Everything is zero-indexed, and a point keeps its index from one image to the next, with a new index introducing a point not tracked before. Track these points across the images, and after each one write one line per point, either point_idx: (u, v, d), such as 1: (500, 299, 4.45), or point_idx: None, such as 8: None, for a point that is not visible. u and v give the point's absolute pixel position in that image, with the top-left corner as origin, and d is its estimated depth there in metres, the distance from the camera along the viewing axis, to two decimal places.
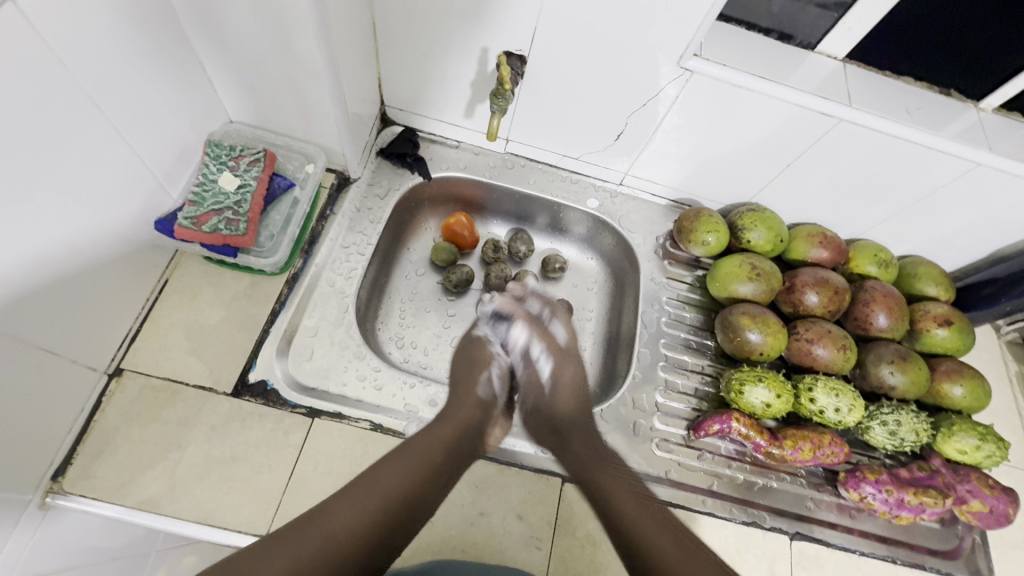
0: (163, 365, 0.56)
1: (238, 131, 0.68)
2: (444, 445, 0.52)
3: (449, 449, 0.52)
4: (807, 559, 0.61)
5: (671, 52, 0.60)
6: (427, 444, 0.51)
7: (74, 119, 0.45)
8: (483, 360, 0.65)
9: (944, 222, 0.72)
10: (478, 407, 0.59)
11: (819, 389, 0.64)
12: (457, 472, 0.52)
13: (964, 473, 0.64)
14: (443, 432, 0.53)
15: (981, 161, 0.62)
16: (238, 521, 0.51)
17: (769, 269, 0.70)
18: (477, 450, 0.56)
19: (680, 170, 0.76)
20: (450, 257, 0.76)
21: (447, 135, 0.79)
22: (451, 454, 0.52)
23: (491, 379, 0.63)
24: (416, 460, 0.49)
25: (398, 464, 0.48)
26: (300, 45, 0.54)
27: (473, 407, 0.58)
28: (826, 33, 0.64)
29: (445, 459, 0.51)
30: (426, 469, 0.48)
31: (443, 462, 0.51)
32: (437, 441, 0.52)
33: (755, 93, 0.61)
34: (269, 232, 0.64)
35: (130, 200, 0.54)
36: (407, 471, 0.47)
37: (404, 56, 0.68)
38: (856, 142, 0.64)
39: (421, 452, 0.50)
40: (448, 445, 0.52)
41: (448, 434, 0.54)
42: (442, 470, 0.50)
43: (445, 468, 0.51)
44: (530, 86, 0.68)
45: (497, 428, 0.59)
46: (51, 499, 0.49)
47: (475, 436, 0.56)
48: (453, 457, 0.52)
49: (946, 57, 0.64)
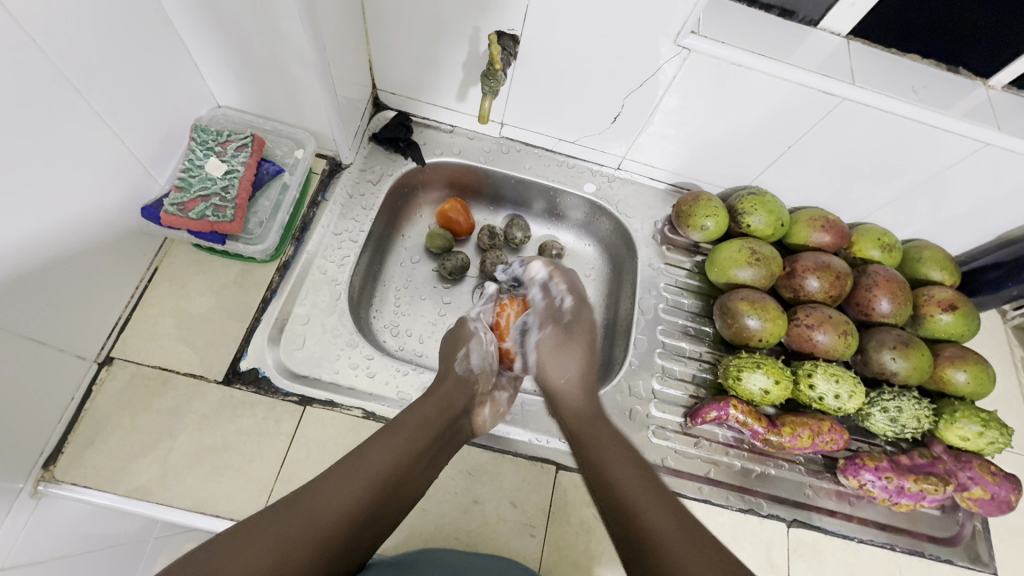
0: (153, 354, 0.56)
1: (226, 116, 0.67)
2: (430, 423, 0.49)
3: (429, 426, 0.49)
4: (805, 546, 0.60)
5: (669, 30, 0.58)
6: (413, 421, 0.48)
7: (54, 104, 0.44)
8: (463, 339, 0.59)
9: (950, 205, 0.70)
10: (459, 386, 0.55)
11: (819, 375, 0.63)
12: (443, 454, 0.50)
13: (966, 460, 0.63)
14: (427, 408, 0.50)
15: (988, 141, 0.60)
16: (231, 509, 0.51)
17: (769, 254, 0.68)
18: (462, 431, 0.53)
19: (678, 153, 0.75)
20: (445, 244, 0.75)
21: (441, 119, 0.78)
22: (436, 432, 0.49)
23: (469, 356, 0.58)
24: (398, 438, 0.46)
25: (384, 441, 0.45)
26: (286, 26, 0.52)
27: (453, 385, 0.55)
28: (829, 10, 0.62)
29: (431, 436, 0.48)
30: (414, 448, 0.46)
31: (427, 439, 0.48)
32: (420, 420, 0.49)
33: (755, 72, 0.59)
34: (259, 219, 0.63)
35: (115, 187, 0.53)
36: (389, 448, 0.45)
37: (395, 37, 0.66)
38: (862, 122, 0.62)
39: (406, 430, 0.47)
40: (429, 421, 0.49)
41: (432, 413, 0.50)
42: (426, 450, 0.47)
43: (431, 450, 0.48)
44: (525, 68, 0.67)
45: (483, 409, 0.56)
46: (43, 487, 0.49)
47: (458, 419, 0.53)
48: (438, 437, 0.49)
49: (954, 32, 0.62)
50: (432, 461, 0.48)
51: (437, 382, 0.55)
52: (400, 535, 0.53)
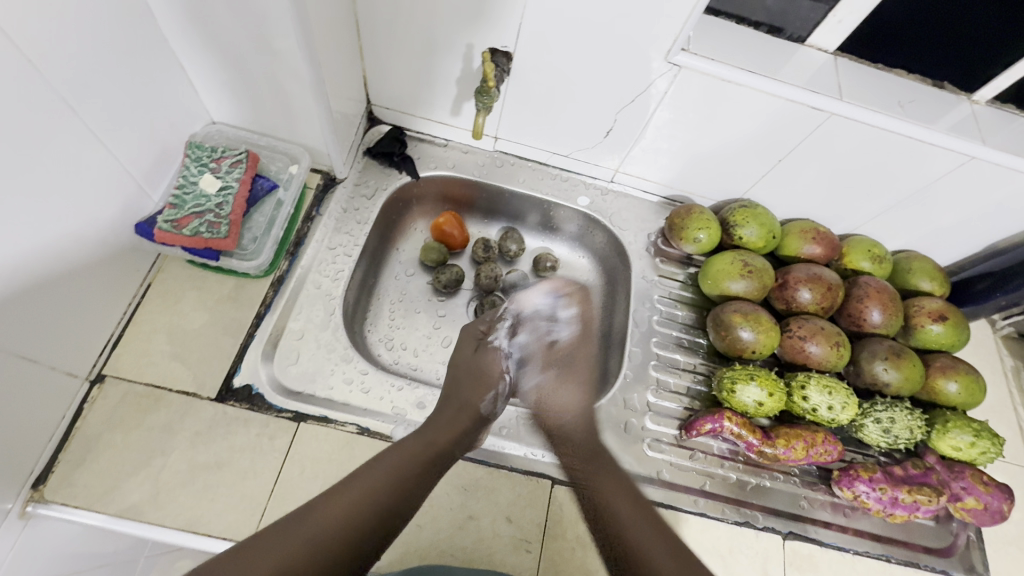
0: (145, 371, 0.56)
1: (220, 131, 0.67)
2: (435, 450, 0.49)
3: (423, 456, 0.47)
4: (801, 558, 0.60)
5: (660, 46, 0.59)
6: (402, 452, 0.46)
7: (48, 122, 0.44)
8: (489, 375, 0.59)
9: (938, 216, 0.71)
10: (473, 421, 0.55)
11: (812, 387, 0.64)
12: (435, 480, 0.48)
13: (958, 470, 0.64)
14: (438, 438, 0.50)
15: (975, 154, 0.61)
16: (224, 528, 0.50)
17: (761, 266, 0.69)
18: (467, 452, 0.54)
19: (671, 166, 0.76)
20: (440, 257, 0.75)
21: (435, 134, 0.79)
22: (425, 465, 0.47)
23: (496, 398, 0.59)
24: (398, 470, 0.45)
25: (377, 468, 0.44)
26: (280, 43, 0.53)
27: (467, 420, 0.54)
28: (816, 27, 0.63)
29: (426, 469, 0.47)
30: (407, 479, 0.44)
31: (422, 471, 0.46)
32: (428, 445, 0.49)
33: (745, 88, 0.60)
34: (252, 235, 0.63)
35: (109, 203, 0.53)
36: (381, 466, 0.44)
37: (388, 54, 0.67)
38: (849, 136, 0.63)
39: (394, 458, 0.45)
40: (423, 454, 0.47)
41: (428, 442, 0.48)
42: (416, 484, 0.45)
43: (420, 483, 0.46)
44: (518, 83, 0.68)
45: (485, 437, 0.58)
46: (32, 508, 0.49)
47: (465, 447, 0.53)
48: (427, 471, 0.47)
49: (937, 49, 0.64)
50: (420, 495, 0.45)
51: (456, 412, 0.55)
52: (394, 552, 0.53)
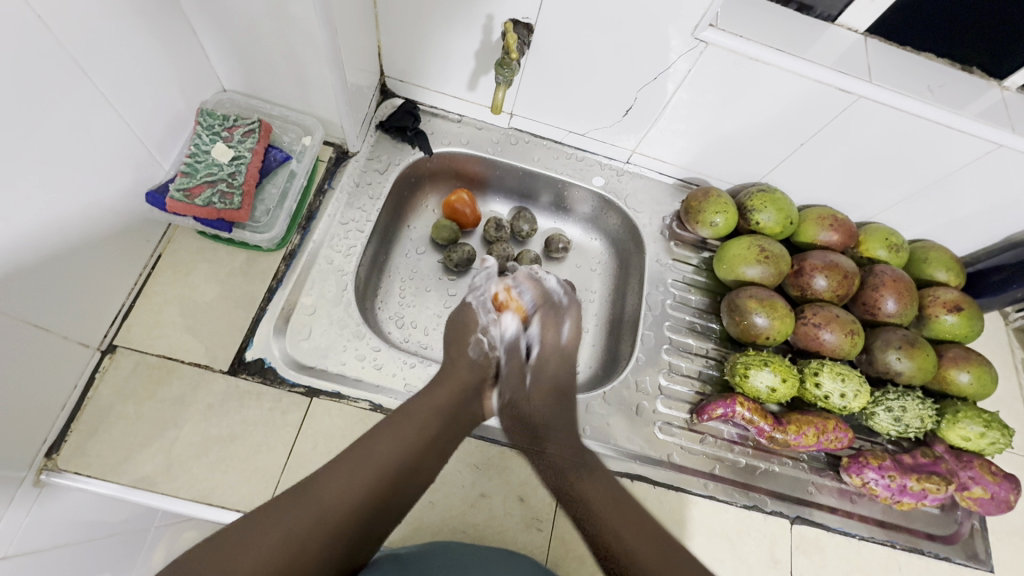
0: (157, 343, 0.55)
1: (232, 100, 0.66)
2: (440, 410, 0.49)
3: (441, 413, 0.49)
4: (808, 542, 0.61)
5: (686, 23, 0.57)
6: (424, 410, 0.48)
7: (59, 85, 0.42)
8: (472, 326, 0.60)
9: (958, 206, 0.70)
10: (472, 372, 0.55)
11: (825, 374, 0.63)
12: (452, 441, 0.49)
13: (967, 460, 0.64)
14: (440, 395, 0.50)
15: (1002, 143, 0.60)
16: (238, 501, 0.50)
17: (778, 252, 0.68)
18: (476, 415, 0.53)
19: (688, 148, 0.74)
20: (451, 235, 0.74)
21: (449, 108, 0.77)
22: (447, 419, 0.49)
23: (480, 341, 0.59)
24: (411, 428, 0.46)
25: (390, 434, 0.44)
26: (296, 8, 0.51)
27: (467, 369, 0.55)
28: (847, 6, 0.61)
29: (443, 424, 0.48)
30: (423, 436, 0.46)
31: (439, 428, 0.47)
32: (435, 405, 0.49)
33: (771, 67, 0.59)
34: (265, 207, 0.62)
35: (120, 171, 0.52)
36: (395, 441, 0.44)
37: (404, 24, 0.65)
38: (876, 120, 0.61)
39: (414, 417, 0.47)
40: (443, 408, 0.49)
41: (447, 398, 0.50)
42: (437, 438, 0.47)
43: (441, 439, 0.47)
44: (538, 58, 0.66)
45: (493, 395, 0.57)
46: (46, 476, 0.48)
47: (472, 403, 0.53)
48: (451, 425, 0.49)
49: (968, 32, 0.62)
50: (443, 450, 0.47)
51: (450, 364, 0.56)
52: (406, 528, 0.53)
